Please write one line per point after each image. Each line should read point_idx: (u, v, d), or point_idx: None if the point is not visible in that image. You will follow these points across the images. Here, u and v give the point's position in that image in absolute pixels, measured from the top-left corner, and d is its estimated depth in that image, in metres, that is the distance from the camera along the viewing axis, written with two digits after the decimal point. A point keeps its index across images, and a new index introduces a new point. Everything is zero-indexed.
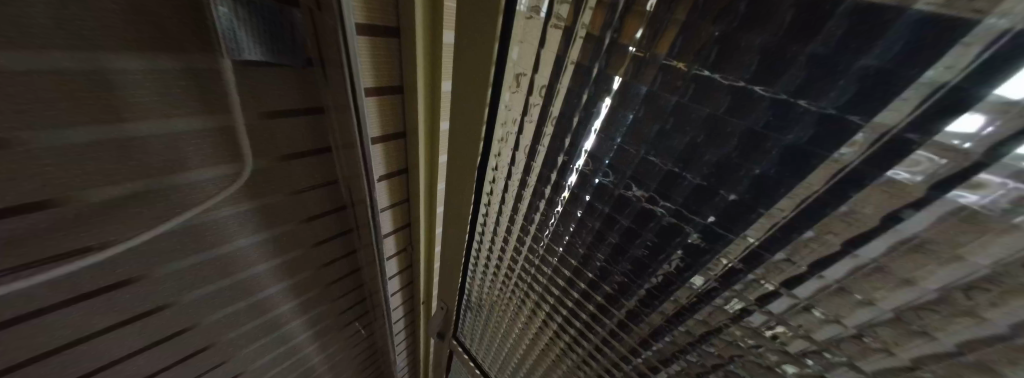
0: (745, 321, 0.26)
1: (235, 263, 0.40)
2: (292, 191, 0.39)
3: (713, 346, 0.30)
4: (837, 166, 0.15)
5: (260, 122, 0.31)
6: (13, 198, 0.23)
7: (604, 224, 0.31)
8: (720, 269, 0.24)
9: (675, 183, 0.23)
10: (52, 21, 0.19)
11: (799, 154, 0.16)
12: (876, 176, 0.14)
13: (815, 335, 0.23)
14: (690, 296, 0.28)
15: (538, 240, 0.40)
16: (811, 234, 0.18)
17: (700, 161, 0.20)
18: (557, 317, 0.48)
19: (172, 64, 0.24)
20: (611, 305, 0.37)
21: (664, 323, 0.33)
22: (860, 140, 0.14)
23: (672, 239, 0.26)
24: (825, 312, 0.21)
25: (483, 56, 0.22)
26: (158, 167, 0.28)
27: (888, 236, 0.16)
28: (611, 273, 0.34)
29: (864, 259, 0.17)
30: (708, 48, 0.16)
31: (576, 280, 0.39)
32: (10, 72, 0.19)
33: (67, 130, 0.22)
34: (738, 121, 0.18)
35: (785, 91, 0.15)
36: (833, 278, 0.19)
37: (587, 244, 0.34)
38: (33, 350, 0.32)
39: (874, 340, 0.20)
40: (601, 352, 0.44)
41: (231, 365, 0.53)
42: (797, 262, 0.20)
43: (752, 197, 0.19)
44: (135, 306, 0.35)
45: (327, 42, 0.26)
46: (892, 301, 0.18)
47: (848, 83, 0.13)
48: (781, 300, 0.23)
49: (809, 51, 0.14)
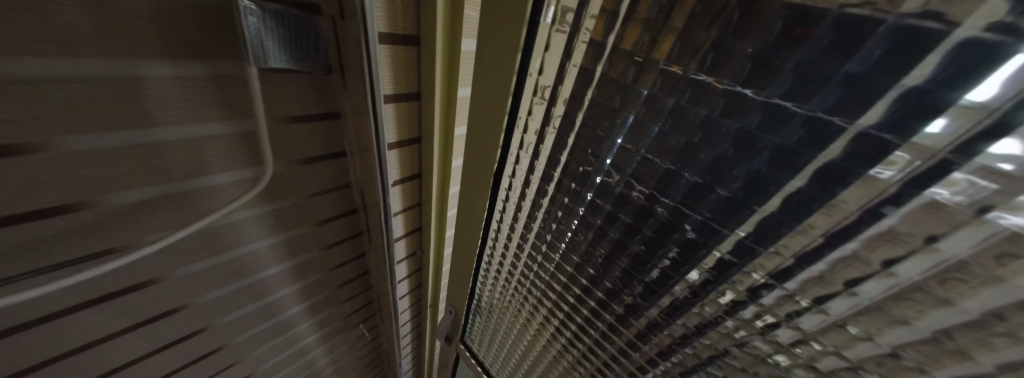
0: (775, 336, 0.25)
1: (248, 266, 0.40)
2: (306, 194, 0.39)
3: (736, 358, 0.29)
4: (876, 187, 0.14)
5: (280, 126, 0.31)
6: (44, 201, 0.24)
7: (624, 234, 0.29)
8: (747, 284, 0.23)
9: (702, 197, 0.21)
10: (92, 30, 0.20)
11: (838, 172, 0.15)
12: (913, 197, 0.13)
13: (847, 353, 0.21)
14: (718, 309, 0.27)
15: (553, 247, 0.38)
16: (845, 253, 0.17)
17: (731, 176, 0.19)
18: (570, 325, 0.46)
19: (198, 72, 0.25)
20: (630, 315, 0.36)
21: (686, 335, 0.32)
22: (902, 161, 0.13)
23: (699, 252, 0.25)
24: (858, 330, 0.20)
25: (504, 65, 0.22)
26: (179, 171, 0.28)
27: (927, 257, 0.15)
28: (631, 283, 0.32)
29: (901, 278, 0.16)
30: (741, 64, 0.15)
31: (593, 289, 0.38)
32: (48, 78, 0.20)
33: (96, 135, 0.23)
34: (771, 138, 0.16)
35: (821, 108, 0.14)
36: (869, 296, 0.18)
37: (605, 253, 0.33)
38: (51, 352, 0.32)
39: (910, 359, 0.19)
40: (616, 360, 0.43)
41: (241, 367, 0.53)
42: (830, 281, 0.19)
43: (786, 213, 0.18)
44: (150, 310, 0.35)
45: (348, 49, 0.26)
46: (929, 321, 0.17)
47: (887, 104, 0.12)
48: (811, 317, 0.21)
49: (844, 69, 0.12)
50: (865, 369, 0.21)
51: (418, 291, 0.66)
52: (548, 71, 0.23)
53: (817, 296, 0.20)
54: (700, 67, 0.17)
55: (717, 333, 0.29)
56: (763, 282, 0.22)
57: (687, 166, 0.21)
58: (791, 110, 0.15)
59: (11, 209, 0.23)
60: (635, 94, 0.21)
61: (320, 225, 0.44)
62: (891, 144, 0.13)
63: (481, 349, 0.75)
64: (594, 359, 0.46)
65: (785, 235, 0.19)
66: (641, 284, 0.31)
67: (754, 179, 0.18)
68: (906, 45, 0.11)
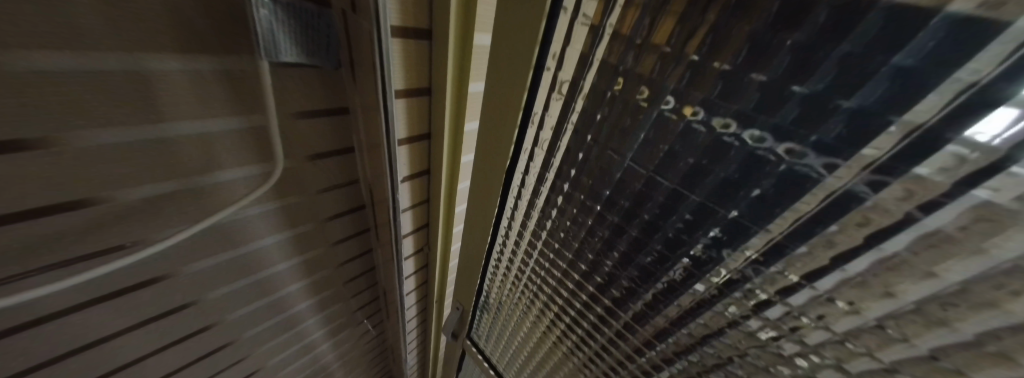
0: (803, 338, 0.24)
1: (257, 262, 0.40)
2: (316, 191, 0.39)
3: (759, 359, 0.29)
4: (922, 185, 0.14)
5: (291, 121, 0.31)
6: (54, 196, 0.23)
7: (643, 233, 0.29)
8: (777, 285, 0.23)
9: (733, 194, 0.21)
10: (100, 23, 0.19)
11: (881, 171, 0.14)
12: (961, 196, 0.13)
13: (880, 356, 0.21)
14: (743, 309, 0.26)
15: (566, 245, 0.38)
16: (885, 253, 0.17)
17: (764, 173, 0.18)
18: (582, 324, 0.46)
19: (208, 66, 0.24)
20: (647, 315, 0.35)
21: (706, 334, 0.31)
22: (952, 159, 0.12)
23: (725, 251, 0.24)
24: (894, 332, 0.19)
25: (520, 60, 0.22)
26: (190, 167, 0.28)
27: (976, 260, 0.14)
28: (650, 281, 0.32)
29: (946, 281, 0.16)
30: (779, 56, 0.15)
31: (607, 288, 0.37)
32: (57, 72, 0.19)
33: (107, 130, 0.23)
34: (809, 134, 0.16)
35: (864, 102, 0.13)
36: (908, 299, 0.17)
37: (622, 251, 0.32)
38: (63, 347, 0.32)
39: (948, 363, 0.18)
40: (630, 358, 0.42)
41: (249, 362, 0.54)
42: (869, 282, 0.18)
43: (824, 211, 0.18)
44: (160, 305, 0.35)
45: (359, 43, 0.26)
46: (970, 325, 0.16)
47: (938, 99, 0.12)
48: (844, 318, 0.21)
49: (893, 62, 0.12)
50: (901, 372, 0.20)
51: (424, 287, 0.66)
52: (565, 66, 0.22)
53: (853, 297, 0.20)
54: (734, 61, 0.16)
55: (740, 334, 0.29)
56: (796, 283, 0.22)
57: (717, 162, 0.20)
58: (832, 104, 0.14)
59: (23, 205, 0.23)
60: (661, 90, 0.20)
61: (329, 221, 0.44)
62: (940, 140, 0.12)
63: (488, 345, 0.75)
64: (606, 357, 0.46)
65: (819, 233, 0.19)
66: (660, 282, 0.31)
67: (788, 177, 0.18)
68: (962, 40, 0.10)
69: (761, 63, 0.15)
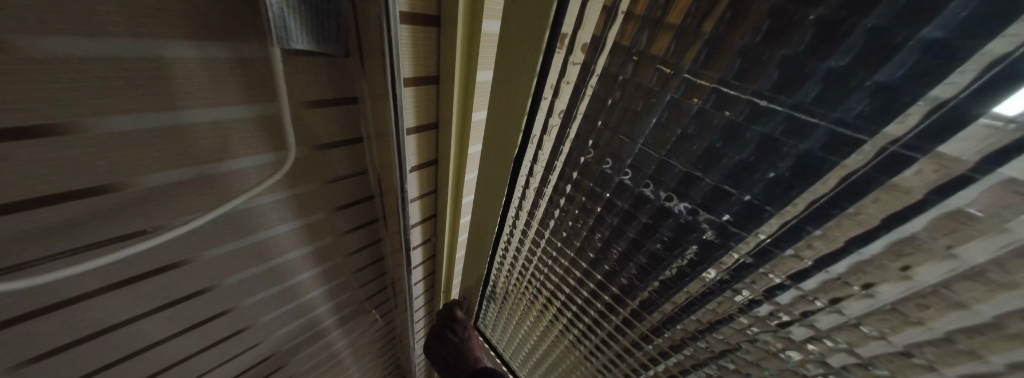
0: (814, 322, 0.25)
1: (270, 250, 0.41)
2: (327, 180, 0.39)
3: (769, 343, 0.29)
4: (947, 161, 0.14)
5: (303, 110, 0.31)
6: (76, 182, 0.24)
7: (653, 219, 0.28)
8: (790, 268, 0.23)
9: (748, 178, 0.21)
10: (118, 8, 0.20)
11: (905, 148, 0.14)
12: (985, 175, 0.13)
13: (893, 338, 0.21)
14: (755, 293, 0.26)
15: (575, 233, 0.38)
16: (903, 234, 0.17)
17: (779, 155, 0.19)
18: (588, 313, 0.46)
19: (224, 53, 0.24)
20: (655, 302, 0.35)
21: (716, 320, 0.31)
22: (978, 135, 0.12)
23: (737, 234, 0.24)
24: (912, 315, 0.19)
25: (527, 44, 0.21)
26: (207, 154, 0.28)
27: (995, 239, 0.14)
28: (659, 268, 0.31)
29: (966, 261, 0.16)
30: (803, 33, 0.14)
31: (614, 276, 0.37)
32: (78, 58, 0.20)
33: (128, 116, 0.23)
34: (827, 113, 0.16)
35: (890, 78, 0.13)
36: (925, 279, 0.17)
37: (632, 238, 0.32)
38: (85, 330, 0.33)
39: (964, 345, 0.18)
40: (637, 346, 0.42)
41: (262, 348, 0.55)
42: (887, 265, 0.18)
43: (845, 193, 0.17)
44: (178, 291, 0.36)
45: (369, 29, 0.26)
46: (988, 307, 0.16)
47: (967, 73, 0.12)
48: (859, 302, 0.21)
49: (923, 34, 0.12)
50: (915, 354, 0.21)
51: (431, 277, 0.67)
52: (576, 51, 0.22)
53: (868, 281, 0.20)
54: (755, 39, 0.16)
55: (751, 321, 0.29)
56: (809, 267, 0.22)
57: (732, 145, 0.20)
58: (856, 82, 0.14)
59: (48, 189, 0.23)
60: (676, 73, 0.20)
61: (339, 210, 0.44)
62: (968, 116, 0.12)
63: (495, 334, 0.76)
64: (613, 345, 0.46)
65: (835, 215, 0.19)
66: (669, 269, 0.31)
67: (805, 159, 0.18)
68: (995, 10, 0.10)
69: (782, 41, 0.15)
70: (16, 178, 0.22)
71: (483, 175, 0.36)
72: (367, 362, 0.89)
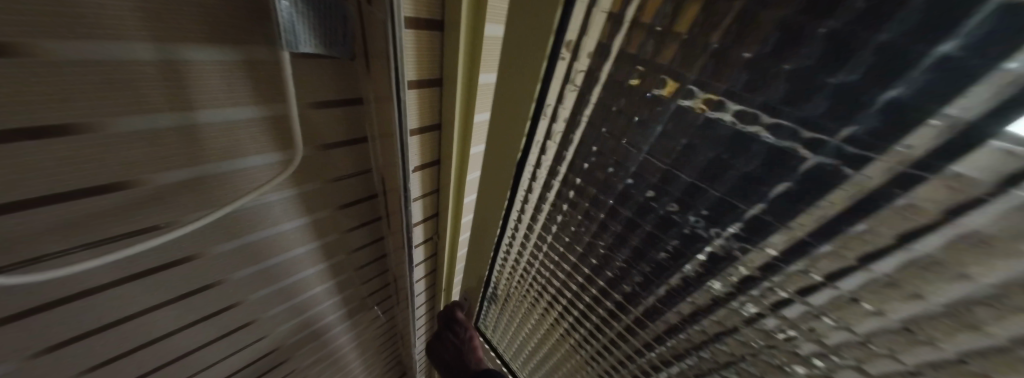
0: (824, 340, 0.25)
1: (276, 246, 0.42)
2: (332, 178, 0.40)
3: (774, 356, 0.29)
4: (901, 157, 0.15)
5: (309, 110, 0.32)
6: (94, 179, 0.25)
7: (659, 228, 0.29)
8: (758, 261, 0.24)
9: (721, 173, 0.22)
10: (136, 11, 0.20)
11: (861, 143, 0.15)
12: (937, 170, 0.14)
13: (856, 327, 0.22)
14: (761, 306, 0.27)
15: (581, 239, 0.38)
16: (863, 227, 0.18)
17: (750, 152, 0.20)
18: (591, 319, 0.46)
19: (235, 55, 0.25)
20: (660, 311, 0.35)
21: (721, 331, 0.32)
22: (926, 133, 0.14)
23: (746, 245, 0.24)
24: (872, 305, 0.20)
25: (531, 51, 0.22)
26: (217, 152, 0.29)
27: (946, 231, 0.16)
28: (664, 276, 0.32)
29: (919, 253, 0.17)
30: (771, 35, 0.16)
31: (620, 284, 0.38)
32: (100, 60, 0.21)
33: (144, 116, 0.24)
34: (793, 110, 0.17)
35: (853, 75, 0.14)
36: (883, 271, 0.19)
37: (637, 246, 0.32)
38: (100, 321, 0.35)
39: (921, 334, 0.20)
40: (639, 354, 0.43)
41: (268, 340, 0.56)
42: (847, 255, 0.20)
43: (808, 184, 0.19)
44: (189, 284, 0.37)
45: (373, 33, 0.26)
46: (943, 296, 0.17)
47: (920, 72, 0.13)
48: (824, 292, 0.22)
49: (879, 37, 0.13)
50: (873, 342, 0.22)
51: (433, 275, 0.68)
52: (580, 57, 0.22)
53: (832, 273, 0.21)
54: (763, 48, 0.16)
55: (757, 333, 0.29)
56: (817, 282, 0.22)
57: (740, 156, 0.20)
58: (822, 80, 0.15)
59: (68, 186, 0.25)
60: (684, 82, 0.20)
61: (343, 208, 0.45)
62: (924, 114, 0.13)
63: (495, 333, 0.77)
64: (614, 350, 0.46)
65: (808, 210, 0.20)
66: (675, 277, 0.31)
67: (773, 152, 0.19)
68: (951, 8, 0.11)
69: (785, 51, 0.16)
70: (40, 174, 0.23)
71: (489, 179, 0.37)
72: (369, 356, 0.90)
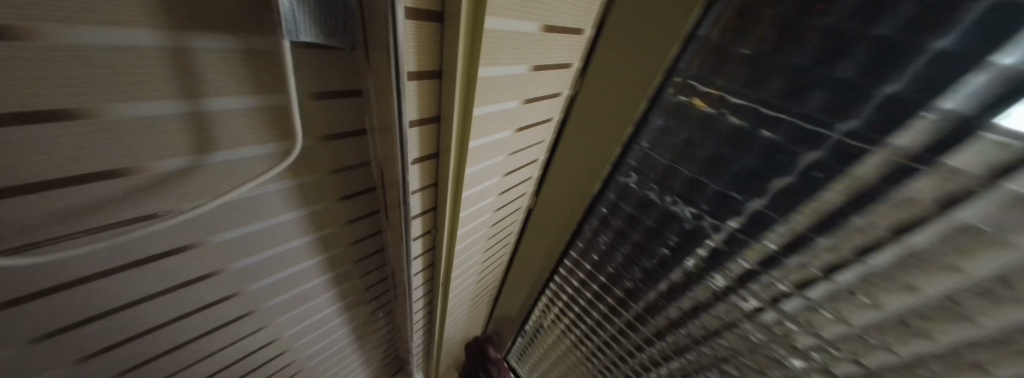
0: (782, 307, 0.42)
1: (275, 238, 0.42)
2: (332, 170, 0.41)
3: (772, 311, 0.43)
4: (911, 131, 0.27)
5: (309, 101, 0.32)
6: (92, 165, 0.25)
7: (654, 221, 0.50)
8: (784, 240, 0.38)
9: (744, 139, 0.36)
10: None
11: (884, 121, 0.28)
12: (913, 142, 0.27)
13: (839, 279, 0.36)
14: (744, 270, 0.43)
15: (608, 227, 0.57)
16: (903, 199, 0.29)
17: (779, 125, 0.33)
18: (610, 297, 0.67)
19: (236, 45, 0.25)
20: (674, 285, 0.52)
21: (715, 295, 0.48)
22: (935, 119, 0.26)
23: (726, 233, 0.42)
24: (901, 275, 0.32)
25: (653, 47, 0.34)
26: (216, 141, 0.30)
27: (942, 193, 0.27)
28: (665, 254, 0.51)
29: (956, 224, 0.28)
30: (779, 43, 0.30)
31: (642, 260, 0.55)
32: (100, 46, 0.21)
33: (143, 102, 0.25)
34: (807, 103, 0.31)
35: (864, 64, 0.27)
36: (926, 241, 0.29)
37: (651, 229, 0.51)
38: (97, 309, 0.35)
39: (910, 282, 0.31)
40: (647, 327, 0.62)
41: (266, 332, 0.57)
42: (876, 225, 0.31)
43: (832, 158, 0.31)
44: (187, 274, 0.38)
45: (374, 25, 0.26)
46: (924, 241, 0.29)
47: (921, 70, 0.25)
48: (810, 252, 0.37)
49: (872, 35, 0.26)
50: (856, 292, 0.35)
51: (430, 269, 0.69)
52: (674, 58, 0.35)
53: (889, 244, 0.31)
54: (794, 47, 0.30)
55: (725, 306, 0.48)
56: (807, 247, 0.37)
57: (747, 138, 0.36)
58: (827, 72, 0.29)
59: (65, 172, 0.25)
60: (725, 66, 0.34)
61: (343, 200, 0.46)
62: (953, 113, 0.25)
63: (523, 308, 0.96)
64: (613, 318, 0.68)
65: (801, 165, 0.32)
66: (682, 256, 0.49)
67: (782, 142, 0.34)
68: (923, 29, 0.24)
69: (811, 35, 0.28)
70: (39, 158, 0.23)
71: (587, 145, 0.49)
72: (367, 350, 0.91)
